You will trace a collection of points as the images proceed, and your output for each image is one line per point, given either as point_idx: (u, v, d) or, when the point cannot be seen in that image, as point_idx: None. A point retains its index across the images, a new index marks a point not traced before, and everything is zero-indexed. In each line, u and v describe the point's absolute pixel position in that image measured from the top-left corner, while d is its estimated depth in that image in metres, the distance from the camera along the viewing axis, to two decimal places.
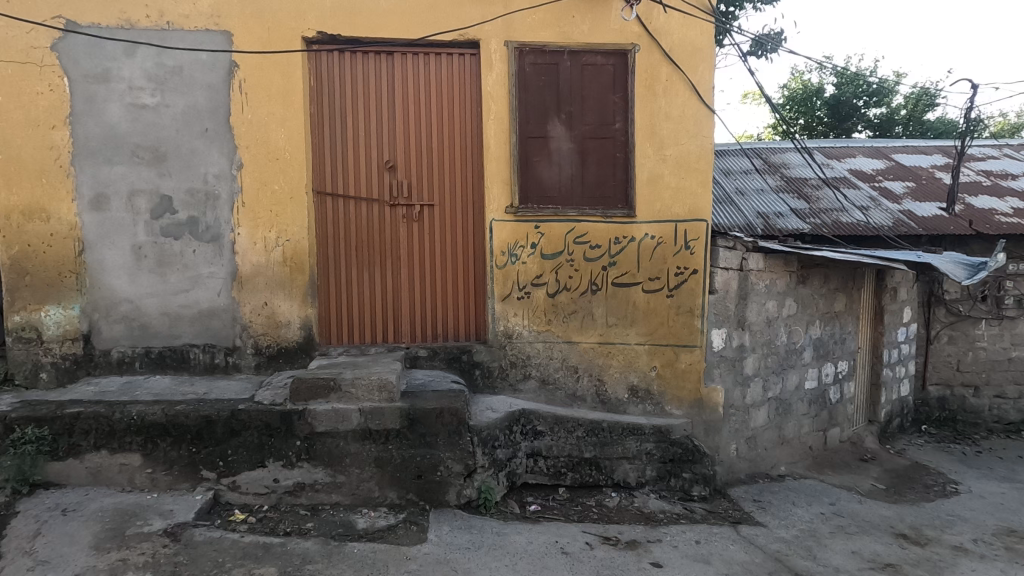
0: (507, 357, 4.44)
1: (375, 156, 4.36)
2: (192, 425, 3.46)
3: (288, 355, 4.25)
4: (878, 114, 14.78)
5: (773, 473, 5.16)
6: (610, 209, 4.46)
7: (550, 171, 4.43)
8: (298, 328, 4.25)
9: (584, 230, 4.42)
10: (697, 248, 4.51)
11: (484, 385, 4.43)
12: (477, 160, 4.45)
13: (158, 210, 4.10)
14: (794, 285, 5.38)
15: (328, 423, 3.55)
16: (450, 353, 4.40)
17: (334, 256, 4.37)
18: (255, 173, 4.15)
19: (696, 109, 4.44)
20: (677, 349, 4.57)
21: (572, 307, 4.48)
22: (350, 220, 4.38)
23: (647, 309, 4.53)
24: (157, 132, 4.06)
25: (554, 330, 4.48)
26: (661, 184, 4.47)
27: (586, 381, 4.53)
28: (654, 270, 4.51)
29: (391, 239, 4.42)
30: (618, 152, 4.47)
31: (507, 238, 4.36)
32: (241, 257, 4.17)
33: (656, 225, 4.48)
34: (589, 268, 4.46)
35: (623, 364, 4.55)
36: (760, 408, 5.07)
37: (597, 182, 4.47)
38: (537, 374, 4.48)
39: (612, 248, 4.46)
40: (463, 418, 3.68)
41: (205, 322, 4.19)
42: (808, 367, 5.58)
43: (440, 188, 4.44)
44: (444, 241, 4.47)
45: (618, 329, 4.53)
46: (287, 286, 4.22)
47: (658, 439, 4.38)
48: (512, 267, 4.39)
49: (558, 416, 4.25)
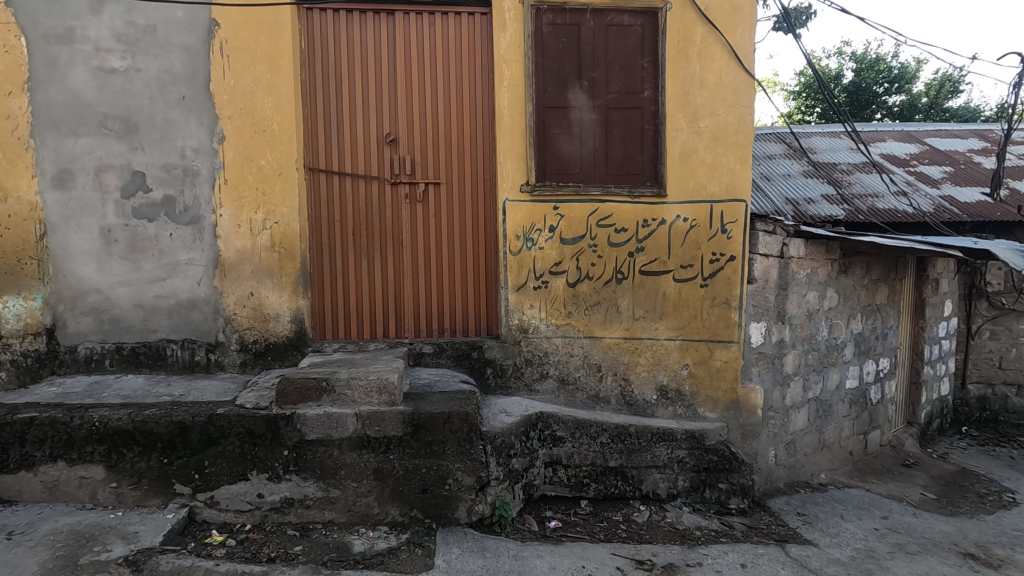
0: (523, 353, 3.97)
1: (374, 129, 3.89)
2: (164, 432, 3.01)
3: (278, 352, 3.79)
4: (899, 102, 14.19)
5: (814, 483, 4.68)
6: (638, 187, 3.98)
7: (570, 145, 3.95)
8: (289, 322, 3.79)
9: (609, 212, 3.94)
10: (734, 232, 4.03)
11: (496, 386, 3.96)
12: (489, 133, 3.98)
13: (129, 188, 3.63)
14: (836, 275, 4.88)
15: (320, 429, 3.09)
16: (458, 350, 3.94)
17: (328, 241, 3.90)
18: (239, 147, 3.68)
19: (734, 75, 3.94)
20: (712, 345, 4.10)
21: (594, 298, 4.00)
22: (346, 200, 3.90)
23: (679, 301, 4.06)
24: (128, 100, 3.59)
25: (575, 323, 4.00)
26: (695, 160, 3.98)
27: (610, 381, 4.06)
28: (687, 257, 4.03)
29: (391, 222, 3.95)
30: (647, 124, 3.99)
31: (522, 220, 3.89)
32: (224, 242, 3.71)
33: (689, 205, 4.00)
34: (614, 254, 3.99)
35: (651, 361, 4.08)
36: (800, 411, 4.59)
37: (623, 158, 3.99)
38: (555, 374, 4.02)
39: (640, 232, 3.98)
40: (475, 424, 3.22)
41: (183, 315, 3.73)
42: (849, 365, 5.09)
43: (447, 164, 3.97)
44: (450, 225, 4.00)
45: (646, 322, 4.06)
46: (276, 275, 3.76)
47: (691, 446, 3.94)
48: (528, 254, 3.91)
49: (580, 420, 3.81)
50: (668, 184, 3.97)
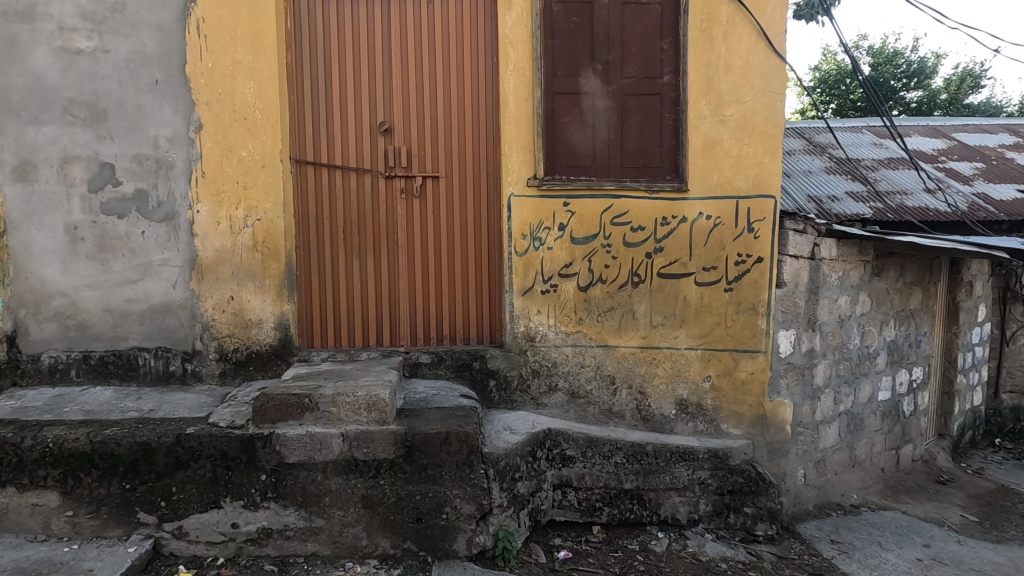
0: (529, 364, 3.62)
1: (367, 117, 3.55)
2: (126, 455, 2.68)
3: (260, 361, 3.46)
4: (917, 98, 13.72)
5: (845, 504, 4.31)
6: (656, 181, 3.61)
7: (582, 135, 3.59)
8: (273, 329, 3.46)
9: (624, 209, 3.59)
10: (762, 231, 3.67)
11: (500, 400, 3.61)
12: (492, 122, 3.63)
13: (97, 181, 3.30)
14: (869, 278, 4.50)
15: (302, 452, 2.76)
16: (459, 360, 3.59)
17: (317, 239, 3.57)
18: (218, 136, 3.35)
19: (764, 58, 3.57)
20: (737, 355, 3.74)
21: (608, 303, 3.65)
22: (336, 195, 3.56)
23: (701, 307, 3.70)
24: (96, 84, 3.26)
25: (586, 330, 3.65)
26: (719, 151, 3.62)
27: (624, 394, 3.71)
28: (710, 258, 3.68)
29: (386, 220, 3.61)
30: (666, 112, 3.63)
31: (529, 217, 3.54)
32: (201, 241, 3.38)
33: (713, 202, 3.64)
34: (630, 255, 3.63)
35: (669, 373, 3.73)
36: (831, 426, 4.21)
37: (640, 149, 3.63)
38: (565, 386, 3.66)
39: (659, 230, 3.62)
40: (476, 446, 2.88)
41: (157, 322, 3.40)
42: (882, 375, 4.70)
43: (446, 156, 3.62)
44: (450, 222, 3.65)
45: (664, 330, 3.70)
46: (259, 277, 3.43)
47: (714, 466, 3.60)
48: (535, 254, 3.56)
49: (592, 437, 3.47)
50: (689, 178, 3.61)
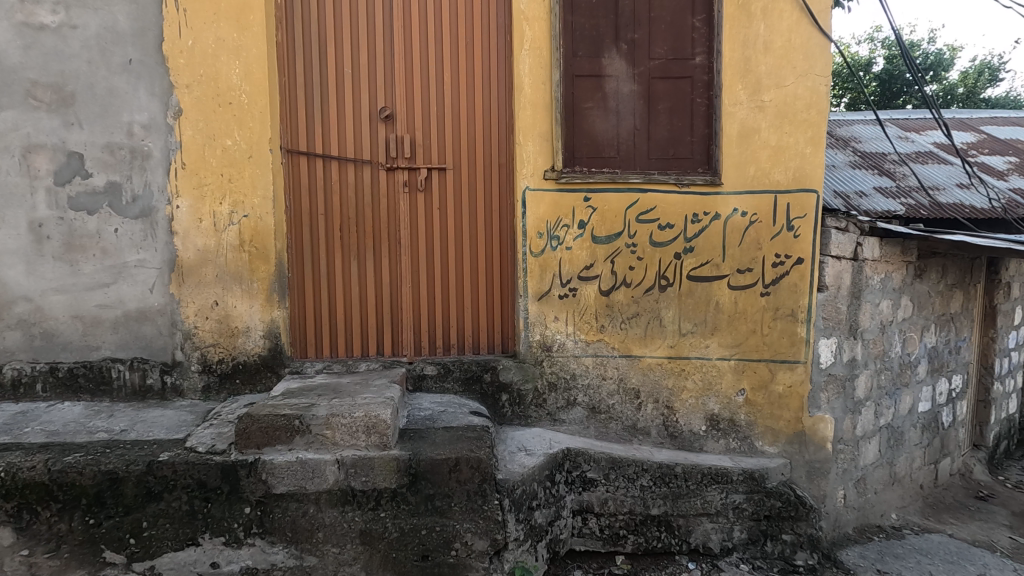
0: (545, 376, 3.28)
1: (366, 102, 3.20)
2: (90, 486, 2.34)
3: (248, 373, 3.12)
4: (932, 92, 13.31)
5: (885, 526, 3.96)
6: (686, 174, 3.27)
7: (604, 123, 3.24)
8: (262, 338, 3.12)
9: (651, 205, 3.24)
10: (803, 229, 3.32)
11: (513, 416, 3.27)
12: (505, 109, 3.27)
13: (64, 172, 2.95)
14: (911, 280, 4.15)
15: (292, 481, 2.42)
16: (468, 372, 3.25)
17: (310, 238, 3.22)
18: (200, 123, 3.00)
19: (807, 36, 3.21)
20: (773, 366, 3.40)
21: (632, 309, 3.30)
22: (332, 189, 3.22)
23: (734, 313, 3.36)
24: (62, 64, 2.91)
25: (609, 338, 3.30)
26: (756, 141, 3.26)
27: (650, 409, 3.37)
28: (745, 260, 3.34)
29: (387, 216, 3.27)
30: (698, 98, 3.28)
31: (545, 214, 3.20)
32: (182, 239, 3.04)
33: (748, 197, 3.29)
34: (657, 256, 3.28)
35: (699, 386, 3.39)
36: (871, 441, 3.87)
37: (668, 138, 3.28)
38: (584, 401, 3.32)
39: (689, 229, 3.28)
40: (489, 474, 2.54)
41: (132, 329, 3.05)
42: (922, 385, 4.36)
43: (454, 146, 3.27)
44: (458, 219, 3.31)
45: (694, 339, 3.35)
46: (245, 280, 3.09)
47: (749, 489, 3.26)
48: (552, 255, 3.22)
49: (615, 458, 3.13)
50: (723, 170, 3.26)
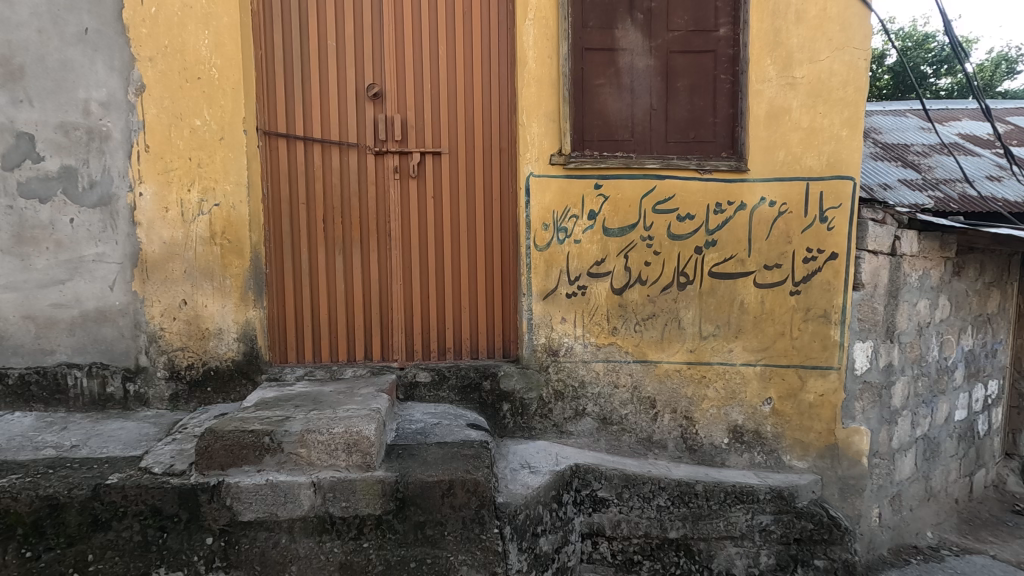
0: (551, 383, 2.95)
1: (353, 79, 2.88)
2: (26, 513, 2.02)
3: (220, 380, 2.81)
4: (948, 85, 12.74)
5: (921, 546, 3.63)
6: (709, 158, 2.94)
7: (617, 101, 2.91)
8: (236, 341, 2.81)
9: (669, 193, 2.91)
10: (838, 220, 2.99)
11: (515, 428, 2.95)
12: (507, 86, 2.95)
13: (12, 155, 2.64)
14: (949, 278, 3.81)
15: (261, 507, 2.11)
16: (465, 379, 2.93)
17: (291, 230, 2.91)
18: (165, 101, 2.68)
19: (844, 5, 2.87)
20: (804, 373, 3.07)
21: (647, 309, 2.97)
22: (314, 175, 2.90)
23: (761, 314, 3.03)
24: (9, 34, 2.60)
25: (622, 342, 2.98)
26: (787, 122, 2.93)
27: (667, 420, 3.05)
28: (773, 254, 3.01)
29: (376, 206, 2.95)
30: (722, 74, 2.95)
31: (552, 203, 2.87)
32: (146, 231, 2.72)
33: (777, 185, 2.96)
34: (676, 250, 2.95)
35: (722, 395, 3.06)
36: (907, 454, 3.54)
37: (689, 119, 2.95)
38: (594, 411, 3.00)
39: (712, 220, 2.95)
40: (487, 498, 2.23)
41: (91, 331, 2.74)
42: (958, 393, 4.03)
43: (450, 128, 2.95)
44: (454, 208, 2.98)
45: (716, 343, 3.03)
46: (217, 277, 2.78)
47: (777, 510, 2.92)
48: (559, 249, 2.89)
49: (629, 475, 2.81)
50: (750, 155, 2.93)
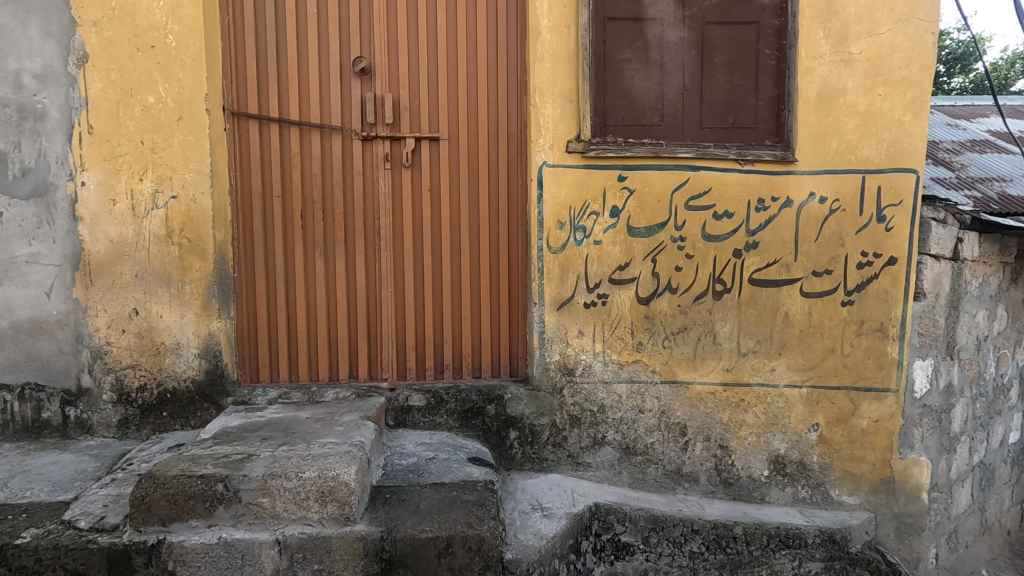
0: (565, 408, 2.54)
1: (337, 51, 2.46)
2: None
3: (178, 405, 2.39)
4: (961, 84, 12.40)
5: None
6: (750, 147, 2.54)
7: (645, 79, 2.50)
8: (196, 358, 2.39)
9: (704, 187, 2.51)
10: (898, 220, 2.59)
11: (524, 459, 2.54)
12: (516, 61, 2.53)
13: None
14: (1007, 285, 3.41)
15: (212, 572, 1.70)
16: (466, 404, 2.51)
17: (263, 227, 2.49)
18: (112, 73, 2.26)
19: None
20: (856, 396, 2.66)
21: (678, 322, 2.57)
22: (291, 163, 2.48)
23: (808, 327, 2.63)
24: None
25: (648, 359, 2.56)
26: (840, 105, 2.52)
27: (699, 449, 2.64)
28: (823, 259, 2.60)
29: (364, 201, 2.54)
30: (765, 50, 2.54)
31: (568, 198, 2.46)
32: (89, 228, 2.30)
33: (829, 179, 2.56)
34: (711, 253, 2.55)
35: (762, 421, 2.66)
36: (964, 485, 3.13)
37: (727, 101, 2.54)
38: (615, 440, 2.59)
39: (753, 219, 2.55)
40: (493, 559, 1.81)
41: (23, 346, 2.32)
42: (1013, 413, 3.62)
43: (450, 110, 2.53)
44: (454, 204, 2.57)
45: (756, 361, 2.63)
46: (174, 282, 2.36)
47: (828, 556, 2.49)
48: (576, 251, 2.49)
49: (658, 517, 2.39)
50: (798, 143, 2.52)
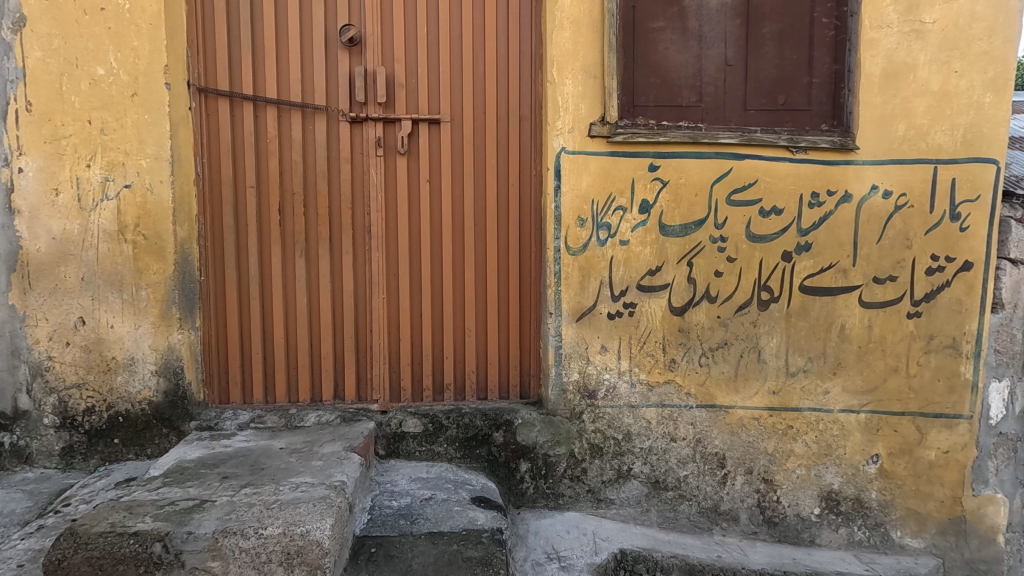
0: (585, 435, 2.18)
1: (321, 18, 2.12)
2: None
3: (132, 431, 2.04)
4: None
5: None
6: (803, 132, 2.18)
7: (681, 52, 2.15)
8: (153, 376, 2.04)
9: (749, 178, 2.15)
10: (975, 218, 2.21)
11: (537, 495, 2.17)
12: (531, 30, 2.17)
13: None
14: None
15: None
16: (469, 430, 2.15)
17: (234, 222, 2.13)
18: (54, 40, 1.92)
19: None
20: (922, 424, 2.29)
21: (717, 336, 2.20)
22: (268, 149, 2.13)
23: (867, 343, 2.26)
24: None
25: (682, 379, 2.20)
26: (909, 84, 2.15)
27: (739, 483, 2.27)
28: (887, 263, 2.23)
29: (352, 193, 2.18)
30: (820, 20, 2.18)
31: (590, 190, 2.11)
32: (27, 223, 1.96)
33: (895, 170, 2.19)
34: (757, 256, 2.19)
35: (814, 451, 2.28)
36: None
37: (776, 78, 2.18)
38: (643, 473, 2.22)
39: (806, 216, 2.19)
40: None
41: None
42: None
43: (453, 88, 2.18)
44: (457, 197, 2.21)
45: (807, 382, 2.26)
46: (127, 286, 2.01)
47: None
48: (599, 253, 2.13)
49: (695, 566, 2.01)
50: (859, 128, 2.15)
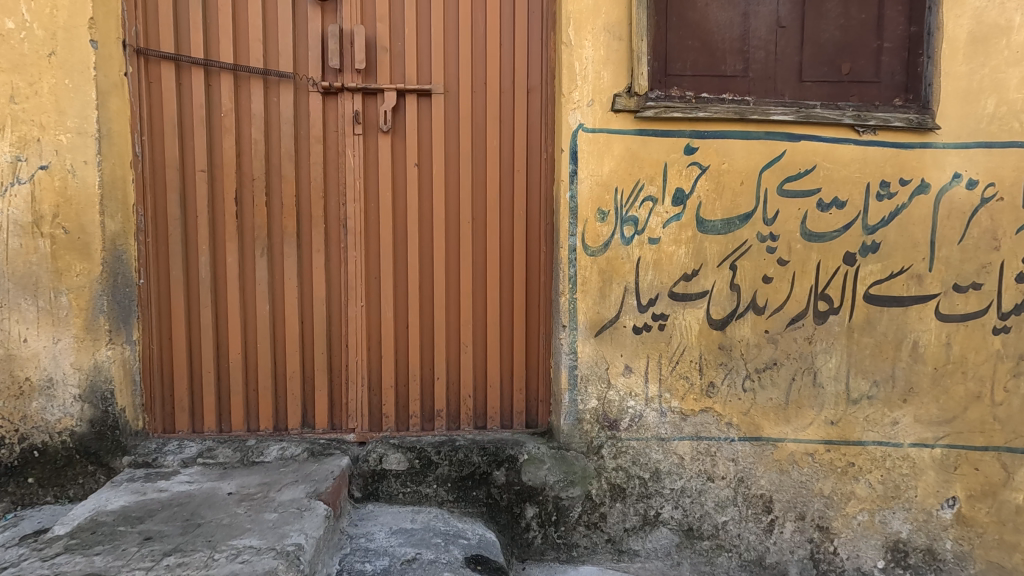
0: (604, 474, 1.80)
1: None
2: None
3: (51, 468, 1.66)
4: None
5: None
6: (871, 108, 1.80)
7: (724, 9, 1.77)
8: (77, 401, 1.66)
9: (806, 164, 1.77)
10: None
11: (545, 547, 1.78)
12: None
13: None
14: None
15: None
16: (464, 468, 1.77)
17: (181, 213, 1.76)
18: None
19: None
20: (1010, 462, 1.89)
21: (764, 354, 1.82)
22: (222, 125, 1.76)
23: (945, 364, 1.87)
24: None
25: (722, 407, 1.82)
26: (1002, 50, 1.77)
27: (790, 532, 1.87)
28: (969, 268, 1.84)
29: (325, 180, 1.81)
30: None
31: (613, 177, 1.73)
32: None
33: (982, 155, 1.80)
34: (813, 258, 1.81)
35: (879, 493, 1.89)
36: None
37: (839, 42, 1.80)
38: (673, 519, 1.83)
39: (873, 211, 1.80)
40: None
41: None
42: None
43: (447, 55, 1.81)
44: (451, 185, 1.83)
45: (872, 411, 1.87)
46: (43, 290, 1.63)
47: None
48: (623, 253, 1.75)
49: None
50: (940, 104, 1.77)
